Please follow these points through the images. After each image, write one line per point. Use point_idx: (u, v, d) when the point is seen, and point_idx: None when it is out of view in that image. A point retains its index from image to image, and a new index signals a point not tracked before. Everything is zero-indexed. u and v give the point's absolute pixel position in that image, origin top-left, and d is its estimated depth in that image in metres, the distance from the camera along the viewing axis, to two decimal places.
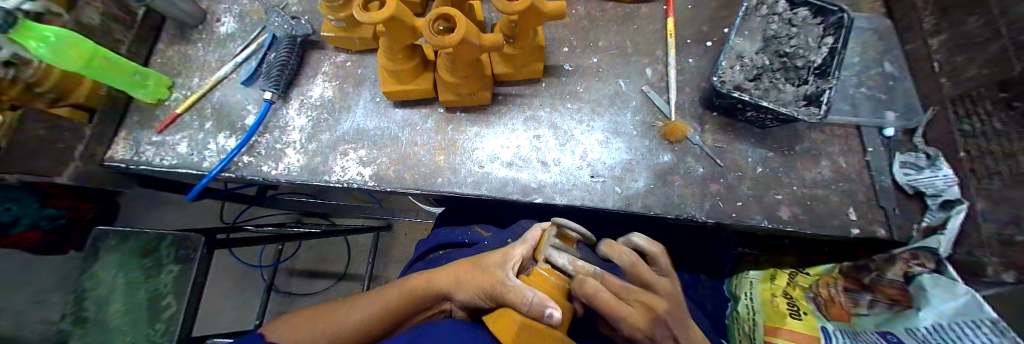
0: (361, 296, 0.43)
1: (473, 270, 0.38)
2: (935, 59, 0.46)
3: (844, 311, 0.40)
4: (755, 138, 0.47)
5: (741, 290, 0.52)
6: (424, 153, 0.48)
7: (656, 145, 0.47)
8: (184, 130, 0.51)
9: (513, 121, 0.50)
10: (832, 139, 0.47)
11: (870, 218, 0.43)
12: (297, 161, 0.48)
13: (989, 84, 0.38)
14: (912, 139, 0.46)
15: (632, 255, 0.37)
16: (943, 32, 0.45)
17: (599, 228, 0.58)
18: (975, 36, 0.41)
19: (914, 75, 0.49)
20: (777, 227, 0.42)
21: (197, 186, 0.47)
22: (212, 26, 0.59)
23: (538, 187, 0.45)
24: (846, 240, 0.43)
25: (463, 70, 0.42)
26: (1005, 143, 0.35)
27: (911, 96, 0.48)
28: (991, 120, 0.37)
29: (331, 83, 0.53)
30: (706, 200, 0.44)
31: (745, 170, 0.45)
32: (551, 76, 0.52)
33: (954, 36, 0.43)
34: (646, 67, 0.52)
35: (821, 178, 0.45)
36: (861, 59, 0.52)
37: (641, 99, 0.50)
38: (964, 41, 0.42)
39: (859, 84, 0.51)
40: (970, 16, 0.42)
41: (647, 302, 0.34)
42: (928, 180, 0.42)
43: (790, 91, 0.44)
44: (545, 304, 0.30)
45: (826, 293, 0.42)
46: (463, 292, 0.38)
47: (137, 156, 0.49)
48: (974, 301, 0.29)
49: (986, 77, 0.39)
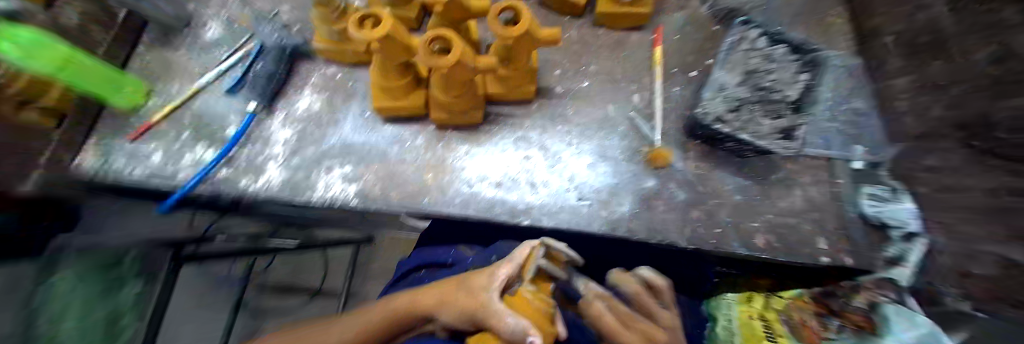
0: (336, 322, 0.41)
1: (457, 291, 0.37)
2: (900, 98, 0.49)
3: (815, 334, 0.42)
4: (733, 166, 0.49)
5: (719, 313, 0.54)
6: (413, 170, 0.48)
7: (641, 170, 0.49)
8: (159, 140, 0.49)
9: (503, 141, 0.50)
10: (804, 169, 0.50)
11: (840, 247, 0.44)
12: (279, 176, 0.47)
13: (948, 125, 0.40)
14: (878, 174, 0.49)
15: (637, 284, 0.44)
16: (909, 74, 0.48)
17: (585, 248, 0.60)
18: (937, 79, 0.44)
19: (881, 112, 0.52)
20: (753, 255, 0.44)
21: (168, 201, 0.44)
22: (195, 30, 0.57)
23: (525, 209, 0.45)
24: (814, 266, 0.45)
25: (455, 90, 0.43)
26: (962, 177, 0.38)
27: (877, 132, 0.51)
28: (949, 156, 0.39)
29: (318, 95, 0.53)
30: (688, 227, 0.45)
31: (725, 198, 0.47)
32: (543, 97, 0.53)
33: (918, 79, 0.47)
34: (635, 93, 0.54)
35: (794, 207, 0.47)
36: (834, 94, 0.55)
37: (628, 125, 0.52)
38: (927, 83, 0.45)
39: (831, 119, 0.53)
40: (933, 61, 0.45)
41: (650, 334, 0.39)
42: (891, 212, 0.44)
43: (766, 124, 0.45)
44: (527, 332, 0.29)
45: (798, 317, 0.44)
46: (447, 314, 0.36)
47: (107, 165, 0.47)
48: (936, 338, 0.34)
49: (949, 118, 0.41)
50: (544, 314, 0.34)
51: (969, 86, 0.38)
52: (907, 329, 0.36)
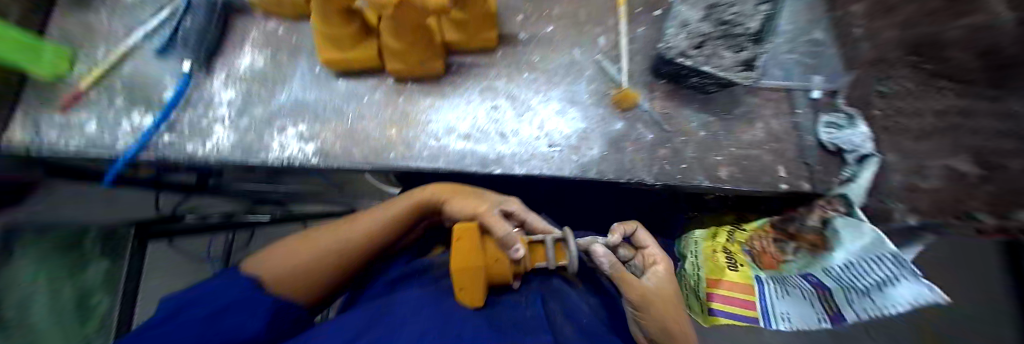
0: (329, 225, 0.46)
1: (468, 195, 0.43)
2: (855, 27, 0.52)
3: (774, 260, 0.50)
4: (698, 103, 0.51)
5: (687, 249, 0.59)
6: (375, 127, 0.48)
7: (608, 113, 0.49)
8: (93, 108, 0.47)
9: (471, 93, 0.50)
10: (766, 102, 0.53)
11: (796, 174, 0.51)
12: (228, 138, 0.46)
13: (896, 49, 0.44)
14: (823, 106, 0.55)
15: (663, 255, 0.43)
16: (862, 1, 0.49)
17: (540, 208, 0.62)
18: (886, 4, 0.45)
19: (837, 43, 0.56)
20: (717, 186, 0.47)
21: (122, 158, 0.44)
22: (218, 69, 0.50)
23: (497, 159, 0.47)
24: (778, 194, 0.50)
25: (408, 36, 0.40)
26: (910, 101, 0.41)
27: (834, 62, 0.56)
28: (898, 81, 0.43)
29: (238, 87, 0.49)
30: (654, 164, 0.47)
31: (691, 135, 0.49)
32: (506, 46, 0.52)
33: (871, 7, 0.48)
34: (600, 36, 0.53)
35: (758, 139, 0.51)
36: (793, 27, 0.59)
37: (595, 68, 0.51)
38: (879, 8, 0.46)
39: (790, 51, 0.57)
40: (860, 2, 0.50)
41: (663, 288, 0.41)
42: (847, 137, 0.50)
43: (728, 56, 0.43)
44: (513, 241, 0.36)
45: (759, 246, 0.52)
46: (457, 202, 0.43)
47: (38, 138, 0.45)
48: (879, 240, 0.39)
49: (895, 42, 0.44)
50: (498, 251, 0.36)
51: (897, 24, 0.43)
52: (861, 247, 0.41)
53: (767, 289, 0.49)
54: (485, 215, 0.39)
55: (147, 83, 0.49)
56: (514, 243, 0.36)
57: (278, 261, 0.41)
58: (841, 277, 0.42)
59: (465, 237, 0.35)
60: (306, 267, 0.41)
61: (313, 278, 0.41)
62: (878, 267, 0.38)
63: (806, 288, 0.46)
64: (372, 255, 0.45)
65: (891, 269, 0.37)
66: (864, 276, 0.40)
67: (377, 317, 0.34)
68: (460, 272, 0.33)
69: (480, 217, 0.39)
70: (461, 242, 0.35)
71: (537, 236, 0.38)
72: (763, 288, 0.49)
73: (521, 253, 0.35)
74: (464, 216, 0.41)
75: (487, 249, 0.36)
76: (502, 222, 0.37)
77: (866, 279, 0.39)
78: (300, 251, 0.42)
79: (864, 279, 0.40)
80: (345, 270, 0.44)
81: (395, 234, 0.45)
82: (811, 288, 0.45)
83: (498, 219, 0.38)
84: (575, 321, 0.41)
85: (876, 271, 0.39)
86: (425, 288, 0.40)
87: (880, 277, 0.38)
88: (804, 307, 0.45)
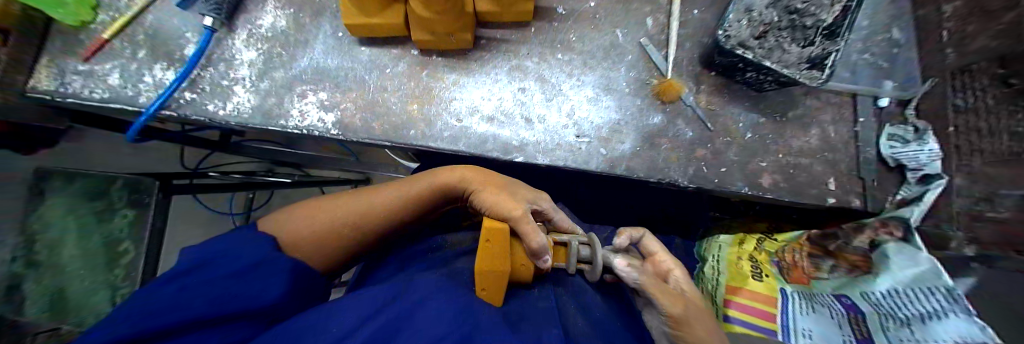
0: (345, 195, 0.44)
1: (499, 189, 0.41)
2: (945, 28, 0.45)
3: (804, 275, 0.45)
4: (750, 101, 0.46)
5: (709, 253, 0.55)
6: (396, 101, 0.45)
7: (647, 104, 0.45)
8: (116, 58, 0.46)
9: (497, 71, 0.46)
10: (824, 106, 0.48)
11: (847, 188, 0.46)
12: (248, 101, 0.45)
13: (990, 59, 0.38)
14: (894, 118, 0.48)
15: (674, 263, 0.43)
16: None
17: (558, 197, 0.60)
18: (990, 6, 0.39)
19: (919, 44, 0.49)
20: (757, 194, 0.44)
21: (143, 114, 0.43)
22: (239, 27, 0.47)
23: (519, 146, 0.44)
24: (821, 208, 0.46)
25: (439, 6, 0.37)
26: (993, 121, 0.37)
27: (911, 66, 0.49)
28: (984, 96, 0.38)
29: (260, 46, 0.47)
30: (691, 165, 0.44)
31: (735, 136, 0.45)
32: (542, 20, 0.47)
33: (969, 5, 0.41)
34: (648, 16, 0.47)
35: (809, 147, 0.46)
36: (870, 23, 0.51)
37: (637, 53, 0.47)
38: (979, 10, 0.40)
39: (863, 50, 0.50)
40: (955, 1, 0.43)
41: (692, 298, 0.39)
42: (912, 153, 0.44)
43: (795, 51, 0.40)
44: (543, 252, 0.36)
45: (790, 258, 0.46)
46: (484, 196, 0.41)
47: (64, 87, 0.45)
48: (933, 269, 0.34)
49: (992, 51, 0.38)
50: (524, 255, 0.37)
51: (998, 28, 0.37)
52: (910, 277, 0.35)
53: (790, 304, 0.44)
54: (520, 221, 0.37)
55: (169, 37, 0.47)
56: (544, 255, 0.37)
57: (297, 223, 0.40)
58: (881, 305, 0.37)
59: (498, 239, 0.33)
60: (325, 234, 0.40)
61: (333, 249, 0.41)
62: (926, 301, 0.33)
63: (834, 310, 0.40)
64: (389, 232, 0.44)
65: (939, 303, 0.32)
66: (907, 306, 0.34)
67: (393, 294, 0.33)
68: (484, 272, 0.32)
69: (516, 222, 0.37)
70: (493, 246, 0.33)
71: (562, 239, 0.40)
72: (788, 304, 0.44)
73: (548, 264, 0.37)
74: (495, 214, 0.39)
75: (515, 251, 0.37)
76: (538, 234, 0.36)
77: (910, 312, 0.34)
78: (319, 215, 0.41)
79: (906, 310, 0.34)
80: (366, 243, 0.43)
81: (415, 213, 0.43)
82: (838, 310, 0.40)
83: (533, 229, 0.36)
84: (589, 317, 0.40)
85: (924, 303, 0.33)
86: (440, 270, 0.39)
87: (924, 310, 0.33)
88: (828, 326, 0.39)
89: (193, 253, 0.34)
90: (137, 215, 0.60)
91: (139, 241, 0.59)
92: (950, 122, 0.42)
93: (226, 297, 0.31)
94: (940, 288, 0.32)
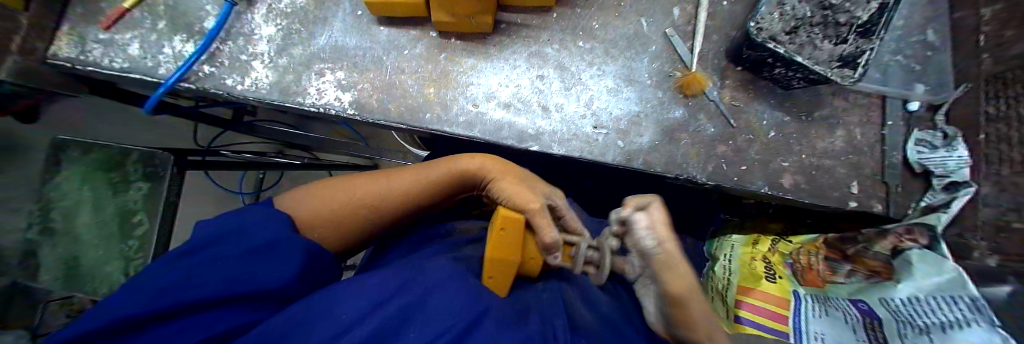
0: (359, 176, 0.43)
1: (518, 183, 0.40)
2: (983, 31, 0.43)
3: (818, 277, 0.43)
4: (775, 99, 0.44)
5: (720, 252, 0.55)
6: (412, 83, 0.45)
7: (668, 98, 0.44)
8: (134, 29, 0.45)
9: (516, 57, 0.45)
10: (852, 108, 0.47)
11: (870, 193, 0.45)
12: (266, 77, 0.45)
13: None
14: (923, 122, 0.46)
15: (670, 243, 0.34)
16: (1000, 2, 0.41)
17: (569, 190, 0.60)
18: None
19: (955, 47, 0.47)
20: (775, 194, 0.43)
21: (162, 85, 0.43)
22: (259, 2, 0.47)
23: (535, 135, 0.44)
24: (839, 211, 0.45)
25: None
26: None
27: (945, 70, 0.47)
28: (1018, 104, 0.37)
29: (280, 22, 0.46)
30: (709, 162, 0.43)
31: (757, 134, 0.44)
32: (565, 6, 0.46)
33: (1013, 6, 0.39)
34: (675, 6, 0.46)
35: (832, 148, 0.45)
36: (906, 23, 0.49)
37: (662, 44, 0.45)
38: (1021, 12, 0.38)
39: (896, 51, 0.48)
40: (996, 4, 0.41)
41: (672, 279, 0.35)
42: (940, 159, 0.43)
43: (827, 48, 0.38)
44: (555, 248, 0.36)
45: (805, 260, 0.45)
46: (502, 188, 0.40)
47: (84, 55, 0.45)
48: (958, 279, 0.31)
49: None
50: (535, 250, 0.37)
51: None
52: (934, 285, 0.33)
53: (804, 307, 0.42)
54: (536, 214, 0.37)
55: (189, 8, 0.47)
56: (556, 251, 0.36)
57: (311, 201, 0.40)
58: (898, 311, 0.34)
59: (511, 227, 0.33)
60: (340, 216, 0.40)
61: (345, 232, 0.41)
62: (946, 309, 0.30)
63: (850, 316, 0.38)
64: (404, 217, 0.44)
65: (959, 311, 0.29)
66: (927, 314, 0.32)
67: (405, 280, 0.32)
68: (493, 261, 0.32)
69: (532, 214, 0.37)
70: (506, 233, 0.33)
71: (573, 239, 0.39)
72: (801, 306, 0.42)
73: (558, 260, 0.37)
74: (512, 204, 0.39)
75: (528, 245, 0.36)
76: (553, 229, 0.36)
77: (931, 320, 0.31)
78: (333, 195, 0.40)
79: (925, 318, 0.32)
80: (377, 228, 0.43)
81: (432, 196, 0.43)
82: (855, 316, 0.38)
83: (548, 223, 0.37)
84: (596, 310, 0.40)
85: (944, 312, 0.30)
86: (451, 258, 0.39)
87: (944, 318, 0.30)
88: (842, 331, 0.37)
89: (210, 228, 0.34)
90: (151, 188, 0.58)
91: (153, 213, 0.57)
92: (978, 130, 0.41)
93: (242, 276, 0.31)
94: (964, 297, 0.30)
